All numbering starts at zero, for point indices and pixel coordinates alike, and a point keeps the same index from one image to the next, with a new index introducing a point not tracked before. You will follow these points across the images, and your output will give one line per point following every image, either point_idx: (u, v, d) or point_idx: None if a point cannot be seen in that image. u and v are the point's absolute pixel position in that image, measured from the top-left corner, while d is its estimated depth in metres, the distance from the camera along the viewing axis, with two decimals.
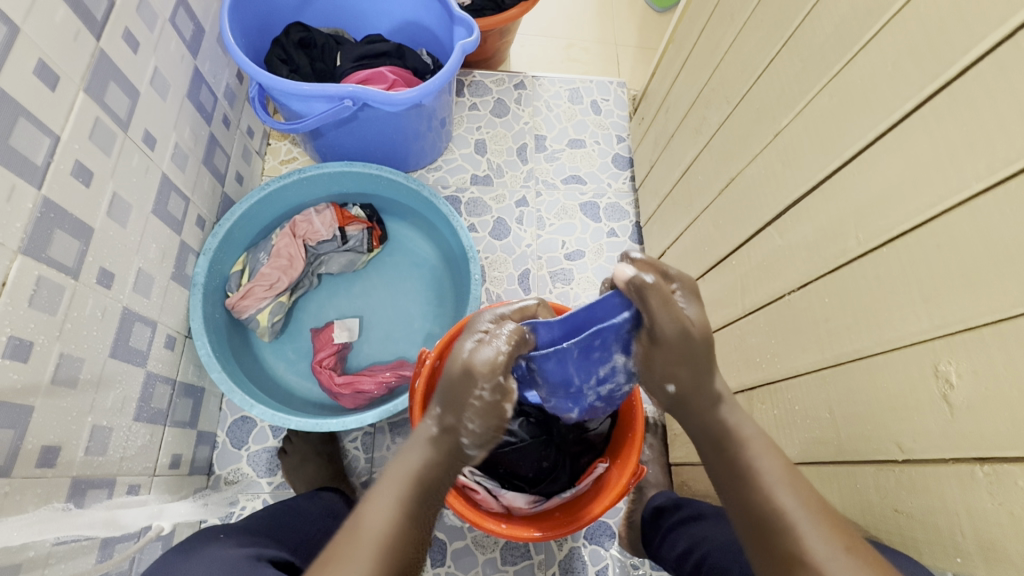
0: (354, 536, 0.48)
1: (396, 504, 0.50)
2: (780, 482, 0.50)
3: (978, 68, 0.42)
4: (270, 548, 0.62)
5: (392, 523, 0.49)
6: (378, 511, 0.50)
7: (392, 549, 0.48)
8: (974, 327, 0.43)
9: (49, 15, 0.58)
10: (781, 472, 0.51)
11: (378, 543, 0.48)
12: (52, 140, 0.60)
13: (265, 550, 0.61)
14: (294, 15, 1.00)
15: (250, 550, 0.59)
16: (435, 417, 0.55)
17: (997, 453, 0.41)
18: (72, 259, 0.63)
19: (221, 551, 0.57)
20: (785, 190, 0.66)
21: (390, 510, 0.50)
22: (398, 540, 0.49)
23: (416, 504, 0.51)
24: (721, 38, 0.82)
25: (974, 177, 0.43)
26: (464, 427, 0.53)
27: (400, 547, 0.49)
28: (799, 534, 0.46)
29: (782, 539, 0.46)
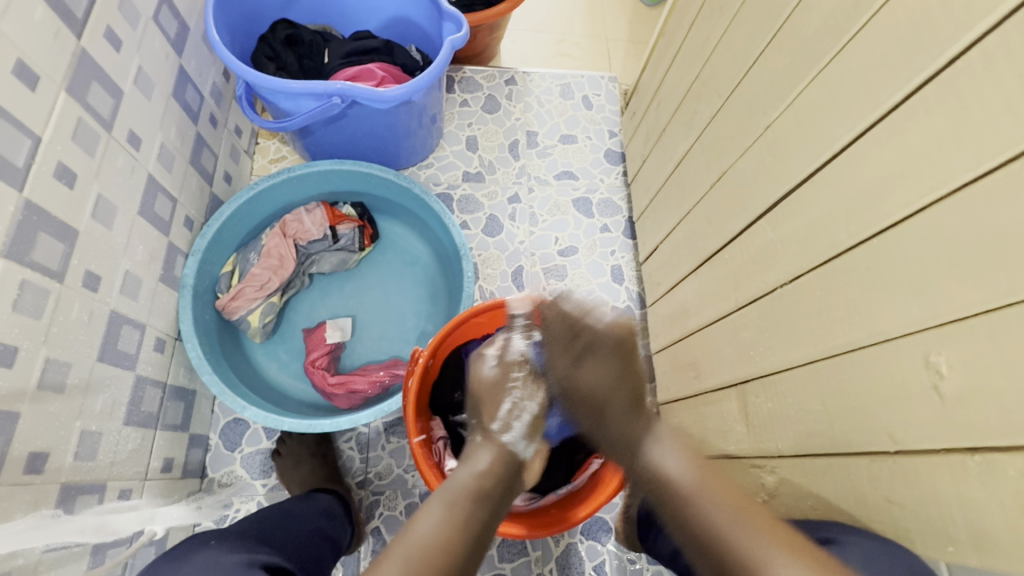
0: (406, 540, 0.50)
1: (447, 516, 0.52)
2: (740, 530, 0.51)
3: (966, 59, 0.42)
4: (262, 553, 0.59)
5: (442, 533, 0.51)
6: (430, 520, 0.52)
7: (444, 554, 0.49)
8: (964, 318, 0.43)
9: (28, 13, 0.57)
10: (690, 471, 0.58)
11: (427, 548, 0.49)
12: (33, 142, 0.59)
13: (257, 555, 0.58)
14: (280, 12, 0.99)
15: (242, 557, 0.57)
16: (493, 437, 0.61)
17: (988, 443, 0.41)
18: (57, 262, 0.62)
19: (211, 560, 0.55)
20: (777, 183, 0.66)
21: (440, 521, 0.51)
22: (447, 546, 0.50)
23: (466, 509, 0.53)
24: (710, 31, 0.81)
25: (964, 168, 0.43)
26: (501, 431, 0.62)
27: (452, 553, 0.50)
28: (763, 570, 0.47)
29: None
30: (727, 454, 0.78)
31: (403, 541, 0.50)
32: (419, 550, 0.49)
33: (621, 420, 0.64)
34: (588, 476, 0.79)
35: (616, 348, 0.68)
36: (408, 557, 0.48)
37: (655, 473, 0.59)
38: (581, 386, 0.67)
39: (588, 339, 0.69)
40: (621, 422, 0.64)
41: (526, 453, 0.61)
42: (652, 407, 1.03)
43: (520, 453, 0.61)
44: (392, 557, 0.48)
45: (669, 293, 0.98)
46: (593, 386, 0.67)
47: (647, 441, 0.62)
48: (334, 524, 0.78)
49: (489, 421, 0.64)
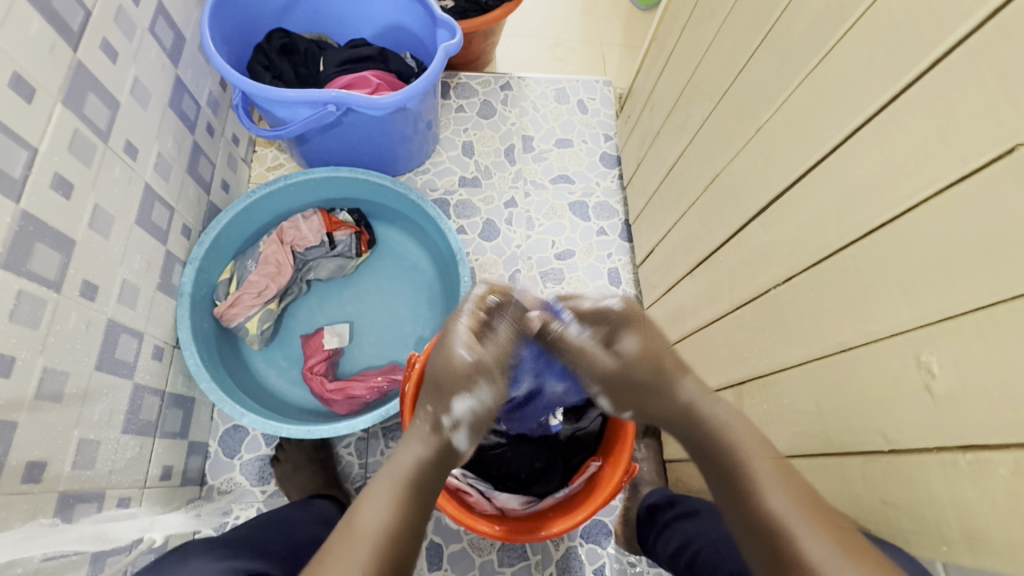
0: (351, 533, 0.52)
1: (391, 498, 0.55)
2: (772, 484, 0.51)
3: (949, 59, 0.43)
4: (245, 561, 0.60)
5: (389, 518, 0.54)
6: (374, 510, 0.54)
7: (389, 542, 0.52)
8: (952, 317, 0.43)
9: (24, 27, 0.58)
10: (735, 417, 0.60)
11: (375, 533, 0.52)
12: (30, 153, 0.60)
13: (239, 563, 0.59)
14: (275, 22, 1.00)
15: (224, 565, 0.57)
16: (427, 416, 0.63)
17: (978, 442, 0.42)
18: (54, 273, 0.62)
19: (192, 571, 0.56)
20: (769, 185, 0.66)
21: (385, 506, 0.55)
22: (393, 532, 0.53)
23: (404, 498, 0.56)
24: (701, 35, 0.82)
25: (950, 168, 0.43)
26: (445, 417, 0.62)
27: (398, 538, 0.53)
28: (794, 535, 0.47)
29: (780, 542, 0.47)
30: None
31: (351, 531, 0.52)
32: (366, 537, 0.52)
33: (669, 391, 0.63)
34: (585, 479, 0.77)
35: (640, 377, 0.64)
36: (357, 544, 0.51)
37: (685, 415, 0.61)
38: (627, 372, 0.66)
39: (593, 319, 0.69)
40: (655, 396, 0.64)
41: (464, 446, 0.64)
42: None
43: (459, 445, 0.63)
44: (341, 550, 0.51)
45: (666, 296, 0.98)
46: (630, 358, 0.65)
47: (676, 374, 0.63)
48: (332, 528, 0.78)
49: (428, 403, 0.64)
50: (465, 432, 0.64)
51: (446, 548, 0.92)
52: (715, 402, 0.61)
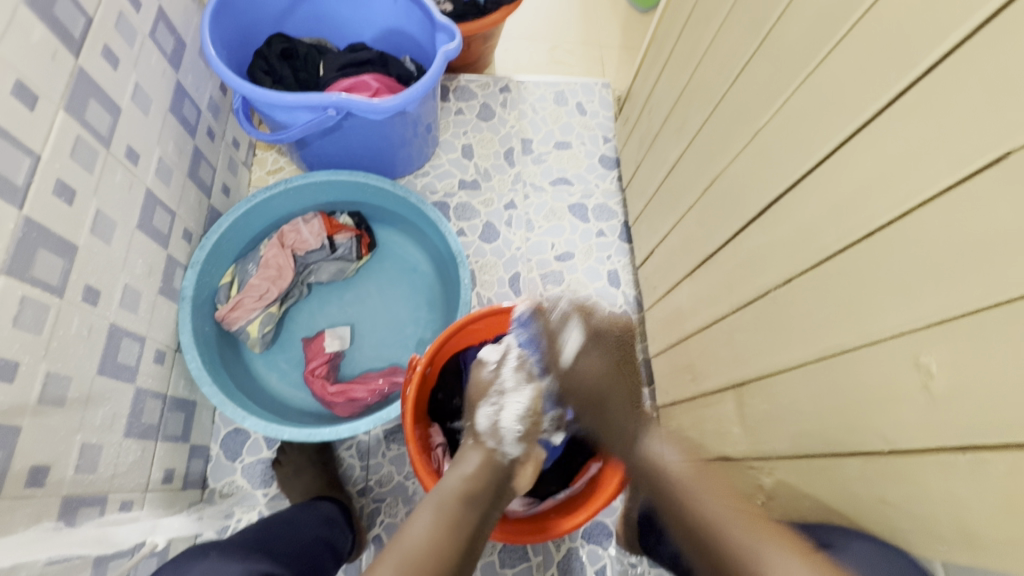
0: (400, 541, 0.55)
1: (438, 517, 0.57)
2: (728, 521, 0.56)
3: (945, 63, 0.43)
4: (262, 564, 0.60)
5: (436, 530, 0.55)
6: (421, 520, 0.56)
7: (438, 549, 0.54)
8: (950, 318, 0.43)
9: (26, 34, 0.59)
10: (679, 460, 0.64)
11: (418, 549, 0.53)
12: (33, 159, 0.60)
13: (257, 566, 0.59)
14: (275, 26, 1.01)
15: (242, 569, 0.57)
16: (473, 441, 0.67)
17: (977, 442, 0.42)
18: (57, 278, 0.63)
19: (211, 571, 0.56)
20: (765, 188, 0.67)
21: (430, 523, 0.56)
22: (437, 547, 0.54)
23: (455, 509, 0.58)
24: (699, 38, 0.82)
25: (946, 170, 0.43)
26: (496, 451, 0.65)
27: (442, 552, 0.54)
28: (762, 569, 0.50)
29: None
30: (726, 456, 0.78)
31: (396, 546, 0.54)
32: (416, 548, 0.53)
33: (624, 412, 0.72)
34: (587, 480, 0.79)
35: (596, 385, 0.73)
36: (400, 559, 0.52)
37: (654, 463, 0.65)
38: (585, 377, 0.73)
39: (591, 332, 0.77)
40: (623, 413, 0.72)
41: (514, 452, 0.66)
42: (651, 411, 1.03)
43: (508, 455, 0.66)
44: (385, 561, 0.52)
45: (665, 297, 0.99)
46: (597, 376, 0.74)
47: (648, 436, 0.68)
48: (336, 530, 0.78)
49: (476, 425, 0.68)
50: (512, 442, 0.66)
51: None
52: (670, 449, 0.66)
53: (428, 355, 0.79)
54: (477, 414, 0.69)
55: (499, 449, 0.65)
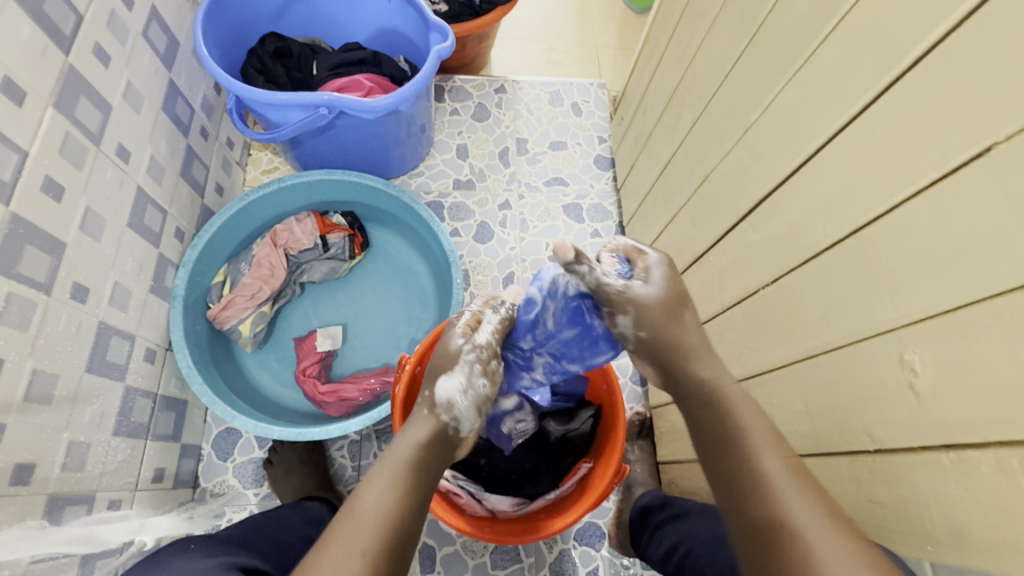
0: (351, 515, 0.52)
1: (392, 482, 0.55)
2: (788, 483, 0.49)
3: (930, 59, 0.43)
4: (242, 556, 0.60)
5: (391, 501, 0.53)
6: (375, 492, 0.54)
7: (392, 522, 0.52)
8: (935, 315, 0.43)
9: (15, 31, 0.59)
10: (744, 403, 0.56)
11: (374, 515, 0.52)
12: (20, 156, 0.60)
13: (237, 558, 0.59)
14: (269, 26, 1.01)
15: (223, 559, 0.58)
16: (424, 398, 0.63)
17: (962, 440, 0.42)
18: (44, 275, 0.63)
19: (188, 562, 0.56)
20: (756, 186, 0.67)
21: (385, 489, 0.54)
22: (394, 513, 0.53)
23: (408, 476, 0.56)
24: (691, 37, 0.82)
25: (930, 167, 0.43)
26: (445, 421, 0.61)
27: (394, 521, 0.52)
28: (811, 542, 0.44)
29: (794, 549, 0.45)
30: None
31: (351, 517, 0.52)
32: (369, 522, 0.51)
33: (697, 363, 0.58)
34: (576, 481, 0.76)
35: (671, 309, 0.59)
36: (356, 532, 0.50)
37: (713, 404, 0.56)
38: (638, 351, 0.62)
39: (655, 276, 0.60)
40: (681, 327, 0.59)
41: (467, 431, 0.63)
42: (644, 411, 1.02)
43: (463, 430, 0.62)
44: (339, 539, 0.50)
45: None
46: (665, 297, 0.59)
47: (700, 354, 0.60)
48: (324, 530, 0.78)
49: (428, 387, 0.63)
50: (467, 417, 0.62)
51: (439, 551, 0.92)
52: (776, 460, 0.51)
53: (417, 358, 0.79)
54: (440, 379, 0.62)
55: (453, 422, 0.61)
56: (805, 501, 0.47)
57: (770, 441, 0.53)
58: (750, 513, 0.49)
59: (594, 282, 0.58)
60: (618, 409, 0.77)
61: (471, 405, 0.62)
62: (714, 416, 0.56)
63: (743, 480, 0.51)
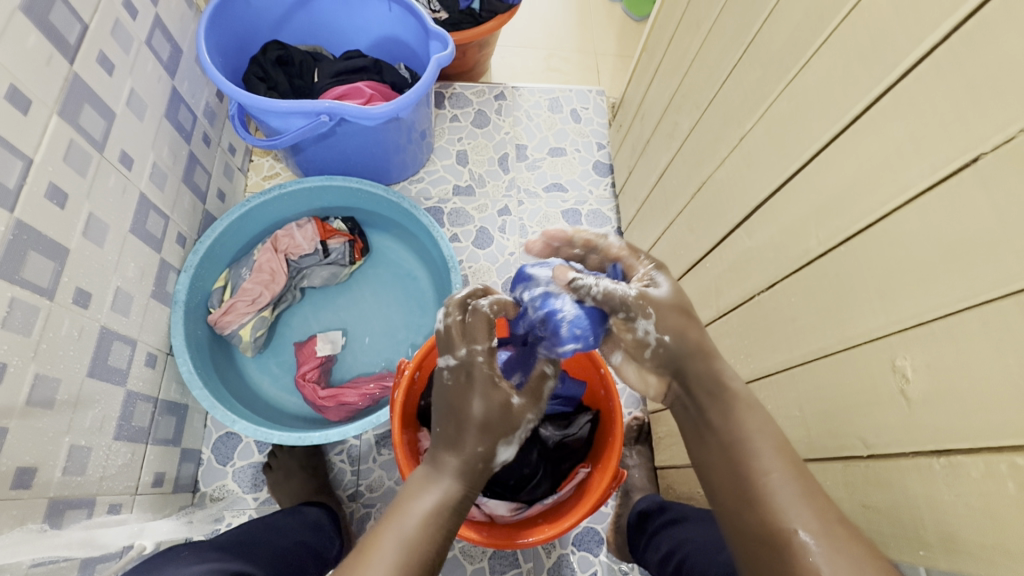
0: (400, 517, 0.50)
1: (434, 502, 0.50)
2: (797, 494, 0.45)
3: (919, 70, 0.44)
4: (234, 562, 0.60)
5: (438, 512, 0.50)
6: (426, 499, 0.51)
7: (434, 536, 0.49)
8: (925, 322, 0.44)
9: (21, 40, 0.60)
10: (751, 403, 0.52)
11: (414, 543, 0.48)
12: (25, 163, 0.61)
13: (229, 564, 0.59)
14: (271, 34, 1.02)
15: (214, 566, 0.57)
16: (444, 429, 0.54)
17: (953, 446, 0.42)
18: (47, 280, 0.63)
19: (180, 569, 0.56)
20: (751, 193, 0.67)
21: (428, 512, 0.50)
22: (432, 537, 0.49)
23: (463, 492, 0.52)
24: (688, 45, 0.83)
25: (920, 175, 0.44)
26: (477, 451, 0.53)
27: (432, 547, 0.49)
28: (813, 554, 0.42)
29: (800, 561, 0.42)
30: None
31: (393, 540, 0.48)
32: (415, 529, 0.49)
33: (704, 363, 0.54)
34: (574, 486, 0.78)
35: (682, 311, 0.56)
36: (401, 553, 0.47)
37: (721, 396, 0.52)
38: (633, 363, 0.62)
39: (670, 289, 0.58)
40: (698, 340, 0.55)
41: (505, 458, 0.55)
42: (642, 416, 1.02)
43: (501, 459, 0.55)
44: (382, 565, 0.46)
45: None
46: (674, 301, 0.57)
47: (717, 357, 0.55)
48: (321, 536, 0.78)
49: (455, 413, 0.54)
50: (508, 444, 0.55)
51: None
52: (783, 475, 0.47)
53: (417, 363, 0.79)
54: (502, 445, 0.54)
55: (492, 454, 0.54)
56: (808, 514, 0.44)
57: (778, 448, 0.48)
58: (748, 522, 0.46)
59: (601, 293, 0.57)
60: (615, 414, 0.77)
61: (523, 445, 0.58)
62: (725, 420, 0.51)
63: (747, 486, 0.47)
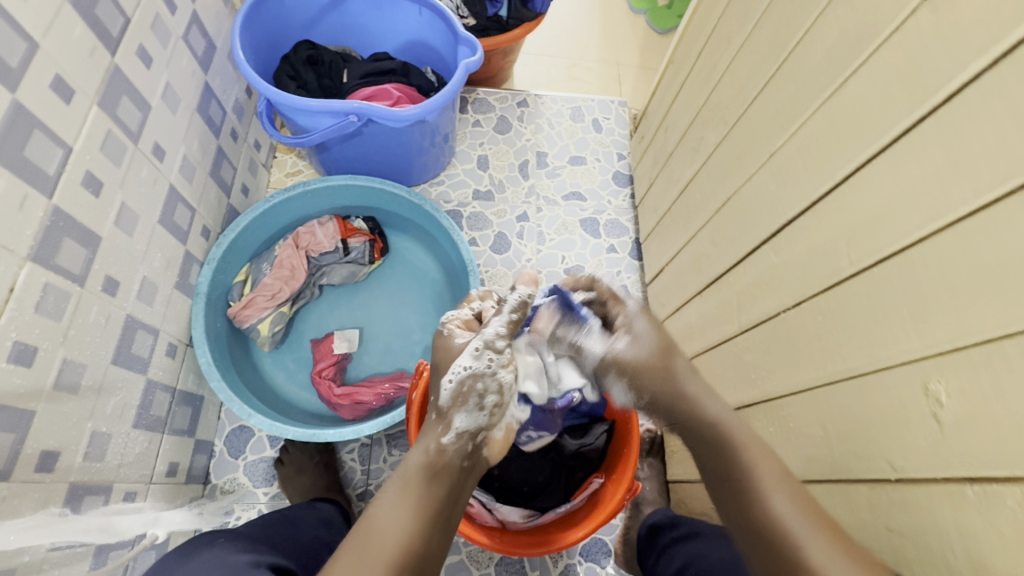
0: (362, 535, 0.52)
1: (404, 502, 0.54)
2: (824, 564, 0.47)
3: (963, 95, 0.44)
4: (268, 555, 0.61)
5: (399, 523, 0.52)
6: (385, 515, 0.53)
7: (400, 546, 0.51)
8: (960, 347, 0.43)
9: (67, 32, 0.61)
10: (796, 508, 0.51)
11: (383, 540, 0.51)
12: (65, 151, 0.62)
13: (263, 556, 0.60)
14: (303, 33, 1.03)
15: (249, 557, 0.58)
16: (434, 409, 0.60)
17: (986, 473, 0.41)
18: (79, 267, 0.64)
19: (222, 556, 0.57)
20: (780, 209, 0.67)
21: (395, 510, 0.53)
22: (406, 535, 0.52)
23: (421, 491, 0.55)
24: (718, 61, 0.84)
25: (960, 201, 0.44)
26: (446, 427, 0.58)
27: (415, 537, 0.52)
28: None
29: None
30: None
31: (361, 535, 0.52)
32: (378, 545, 0.51)
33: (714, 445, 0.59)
34: (587, 496, 0.77)
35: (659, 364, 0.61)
36: (365, 556, 0.50)
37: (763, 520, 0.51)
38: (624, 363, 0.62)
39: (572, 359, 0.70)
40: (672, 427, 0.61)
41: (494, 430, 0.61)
42: (655, 428, 1.01)
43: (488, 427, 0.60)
44: (348, 555, 0.50)
45: (674, 315, 0.99)
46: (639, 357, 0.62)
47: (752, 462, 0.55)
48: (334, 532, 0.78)
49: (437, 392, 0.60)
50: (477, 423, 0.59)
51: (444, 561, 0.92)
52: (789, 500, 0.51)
53: None
54: (456, 414, 0.58)
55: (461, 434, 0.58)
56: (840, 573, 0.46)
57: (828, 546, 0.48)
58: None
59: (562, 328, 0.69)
60: (631, 425, 0.78)
61: (477, 423, 0.59)
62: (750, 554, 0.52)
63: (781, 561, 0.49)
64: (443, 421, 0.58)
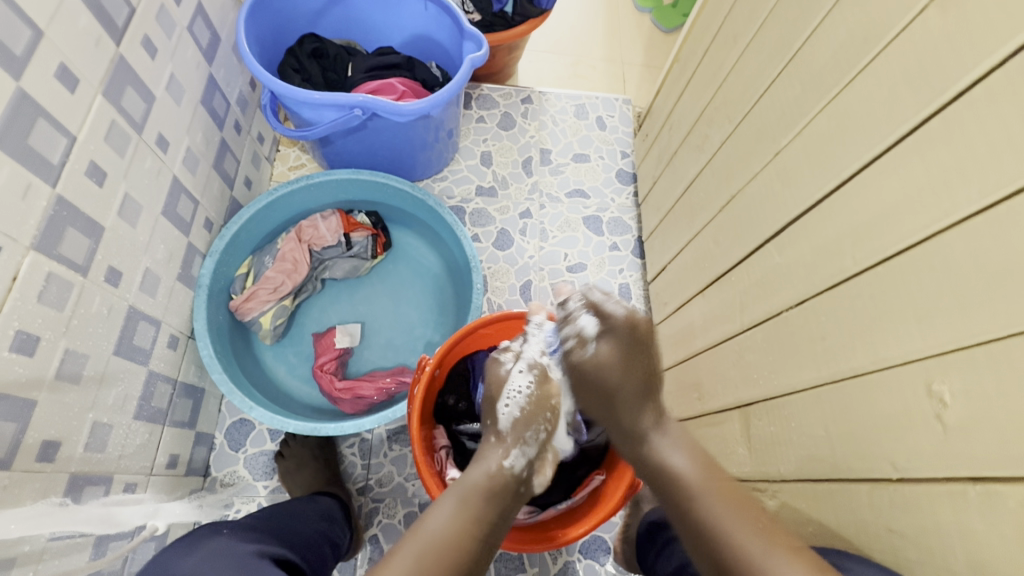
0: (418, 532, 0.56)
1: (460, 511, 0.58)
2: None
3: (972, 93, 0.43)
4: (272, 546, 0.61)
5: (453, 527, 0.56)
6: (440, 518, 0.57)
7: (451, 547, 0.55)
8: (965, 347, 0.43)
9: (73, 20, 0.60)
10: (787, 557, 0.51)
11: (437, 541, 0.55)
12: (69, 141, 0.62)
13: (268, 547, 0.60)
14: (307, 26, 1.03)
15: (253, 548, 0.58)
16: (495, 435, 0.67)
17: (990, 474, 0.41)
18: (82, 257, 0.64)
19: (225, 546, 0.57)
20: (785, 208, 0.67)
21: (450, 517, 0.57)
22: (458, 539, 0.56)
23: (475, 506, 0.59)
24: (723, 59, 0.84)
25: (967, 200, 0.43)
26: (507, 452, 0.65)
27: (465, 544, 0.56)
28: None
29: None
30: (729, 477, 0.77)
31: (417, 532, 0.56)
32: (432, 543, 0.55)
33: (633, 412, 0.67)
34: (588, 492, 0.78)
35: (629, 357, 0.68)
36: (420, 550, 0.54)
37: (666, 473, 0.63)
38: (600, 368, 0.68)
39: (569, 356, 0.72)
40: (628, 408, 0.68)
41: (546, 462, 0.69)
42: None
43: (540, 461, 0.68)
44: (407, 549, 0.54)
45: (676, 313, 0.99)
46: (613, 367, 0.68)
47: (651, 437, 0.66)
48: (335, 526, 0.78)
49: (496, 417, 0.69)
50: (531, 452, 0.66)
51: None
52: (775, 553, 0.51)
53: (501, 316, 0.83)
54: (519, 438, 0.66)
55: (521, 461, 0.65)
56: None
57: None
58: None
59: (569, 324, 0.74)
60: None
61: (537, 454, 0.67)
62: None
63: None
64: (507, 442, 0.66)
